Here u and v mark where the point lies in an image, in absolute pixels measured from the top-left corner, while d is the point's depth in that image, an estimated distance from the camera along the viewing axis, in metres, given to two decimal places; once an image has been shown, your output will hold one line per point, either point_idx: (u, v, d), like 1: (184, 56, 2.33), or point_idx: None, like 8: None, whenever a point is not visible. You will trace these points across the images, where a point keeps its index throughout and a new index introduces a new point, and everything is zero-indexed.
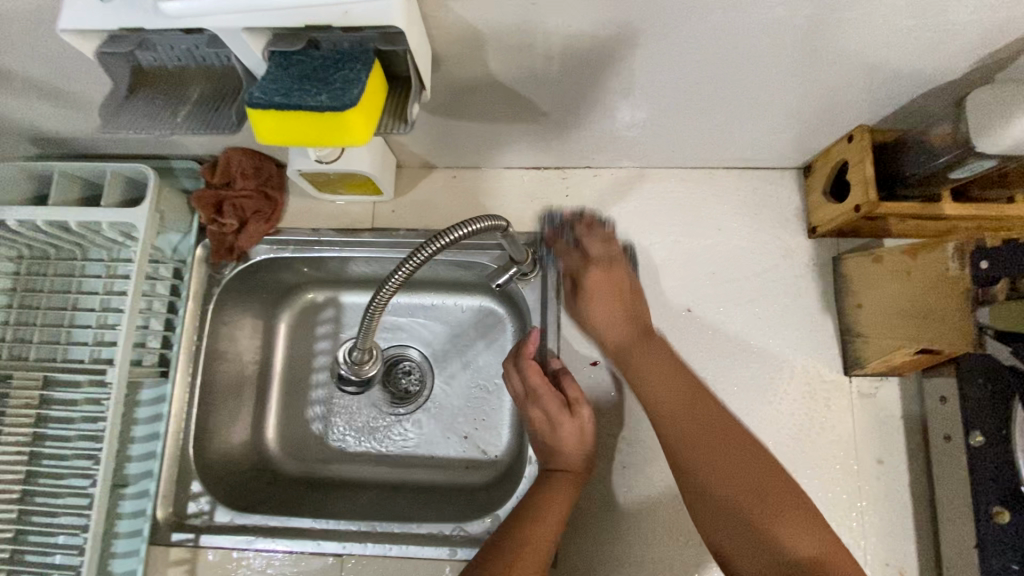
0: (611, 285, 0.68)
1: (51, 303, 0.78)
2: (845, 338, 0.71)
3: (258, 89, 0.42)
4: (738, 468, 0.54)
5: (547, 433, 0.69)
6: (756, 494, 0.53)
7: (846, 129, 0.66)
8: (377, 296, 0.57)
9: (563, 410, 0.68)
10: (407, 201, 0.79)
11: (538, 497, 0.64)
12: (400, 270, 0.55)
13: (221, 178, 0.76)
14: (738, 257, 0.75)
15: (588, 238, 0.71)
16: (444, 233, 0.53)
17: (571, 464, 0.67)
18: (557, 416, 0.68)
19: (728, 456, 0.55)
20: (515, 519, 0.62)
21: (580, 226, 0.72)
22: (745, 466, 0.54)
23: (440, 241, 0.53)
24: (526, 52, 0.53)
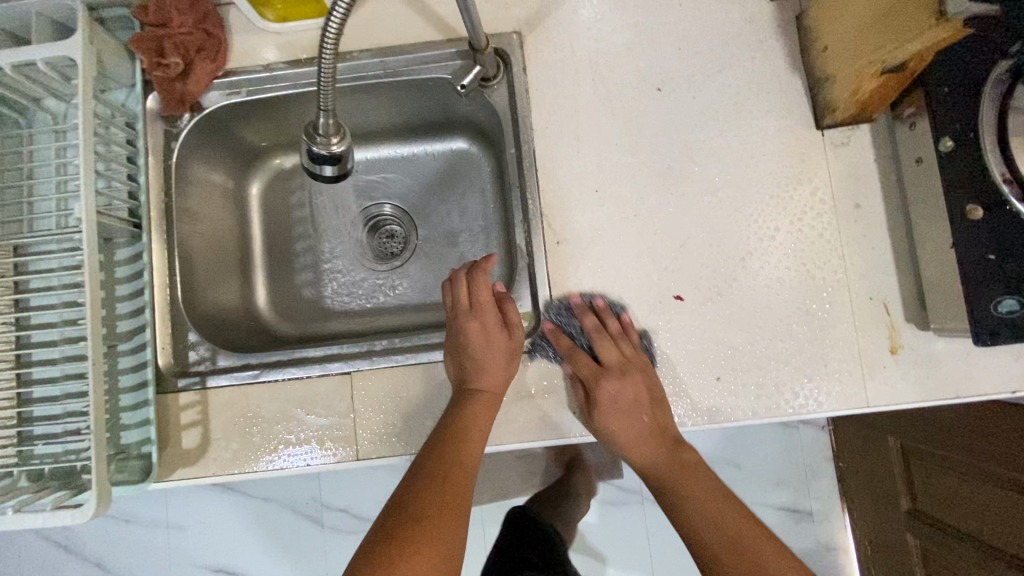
0: (627, 401, 0.68)
1: (5, 177, 0.75)
2: (814, 91, 0.71)
3: None
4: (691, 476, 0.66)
5: (479, 348, 0.68)
6: (736, 553, 0.61)
7: None
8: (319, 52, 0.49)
9: (501, 334, 0.70)
10: (355, 22, 0.76)
11: (466, 414, 0.66)
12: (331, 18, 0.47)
13: (155, 18, 0.72)
14: (702, 31, 0.74)
15: (603, 343, 0.70)
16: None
17: (492, 385, 0.67)
18: (494, 333, 0.70)
19: (624, 429, 0.68)
20: (444, 427, 0.65)
21: (592, 326, 0.71)
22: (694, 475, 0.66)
23: None
24: None
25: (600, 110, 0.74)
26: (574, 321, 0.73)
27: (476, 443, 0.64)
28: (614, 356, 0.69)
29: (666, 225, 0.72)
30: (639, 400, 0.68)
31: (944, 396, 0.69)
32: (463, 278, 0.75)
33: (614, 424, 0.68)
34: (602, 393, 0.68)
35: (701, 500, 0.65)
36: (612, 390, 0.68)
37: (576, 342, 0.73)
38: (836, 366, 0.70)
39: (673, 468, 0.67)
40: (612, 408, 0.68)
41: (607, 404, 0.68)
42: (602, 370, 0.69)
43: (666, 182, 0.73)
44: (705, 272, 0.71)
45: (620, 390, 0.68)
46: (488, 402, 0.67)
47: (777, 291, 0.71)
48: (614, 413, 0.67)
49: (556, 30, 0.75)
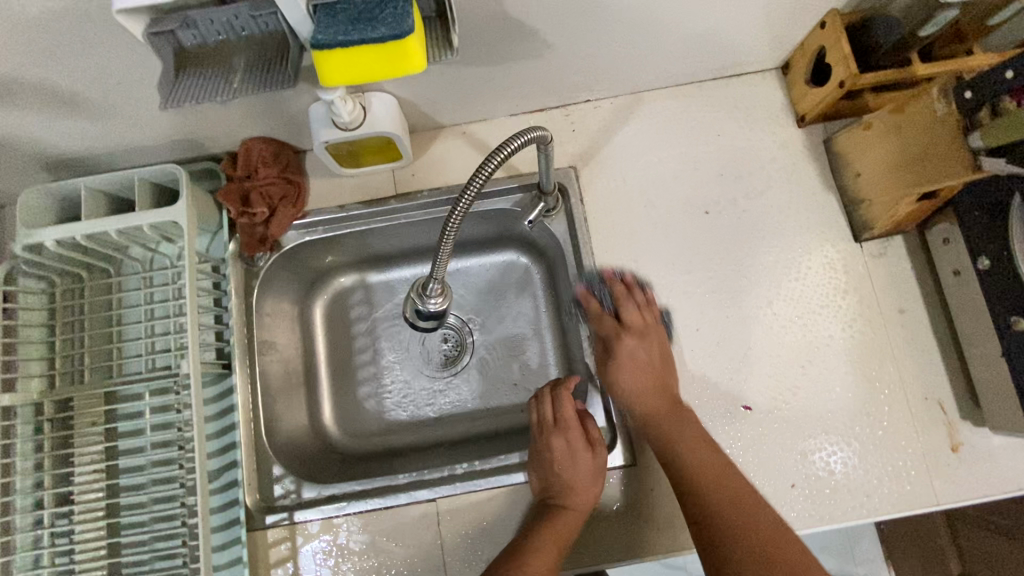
0: (644, 359, 0.74)
1: (95, 324, 0.78)
2: (849, 209, 0.78)
3: (319, 33, 0.45)
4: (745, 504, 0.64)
5: (564, 466, 0.71)
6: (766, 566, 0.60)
7: (818, 18, 0.72)
8: (451, 215, 0.56)
9: (584, 453, 0.73)
10: (424, 163, 0.83)
11: (547, 531, 0.68)
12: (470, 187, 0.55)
13: (243, 170, 0.77)
14: (740, 157, 0.81)
15: (625, 306, 0.76)
16: (502, 148, 0.54)
17: (574, 502, 0.70)
18: (577, 450, 0.73)
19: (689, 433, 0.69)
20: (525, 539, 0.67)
21: (621, 291, 0.77)
22: (742, 502, 0.64)
23: (499, 157, 0.55)
24: None
25: (654, 234, 0.80)
26: (603, 286, 0.80)
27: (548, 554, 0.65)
28: (638, 317, 0.76)
29: (726, 337, 0.77)
30: (654, 387, 0.72)
31: (1007, 491, 0.72)
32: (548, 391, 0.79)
33: (626, 376, 0.74)
34: (623, 348, 0.75)
35: (705, 468, 0.67)
36: (630, 347, 0.74)
37: (602, 310, 0.79)
38: (901, 466, 0.73)
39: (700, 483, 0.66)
40: (627, 360, 0.74)
41: (623, 359, 0.75)
42: (621, 329, 0.76)
43: (722, 297, 0.78)
44: (767, 380, 0.76)
45: (641, 347, 0.74)
46: (570, 523, 0.68)
47: (835, 395, 0.75)
48: (628, 365, 0.74)
49: (608, 163, 0.82)
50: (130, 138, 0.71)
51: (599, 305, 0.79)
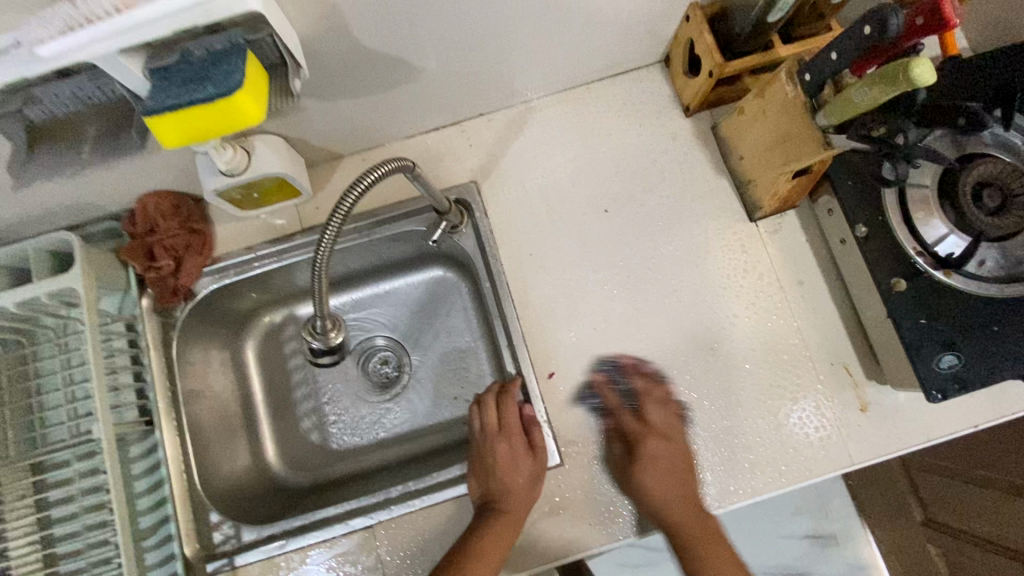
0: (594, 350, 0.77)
1: (14, 396, 0.78)
2: (742, 190, 0.81)
3: (150, 100, 0.46)
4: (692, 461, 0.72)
5: (507, 471, 0.72)
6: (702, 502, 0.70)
7: (682, 12, 0.75)
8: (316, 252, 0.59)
9: (526, 456, 0.74)
10: (327, 195, 0.84)
11: (483, 536, 0.68)
12: (331, 223, 0.58)
13: (144, 226, 0.78)
14: (633, 151, 0.84)
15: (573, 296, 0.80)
16: (359, 181, 0.57)
17: (512, 506, 0.70)
18: (519, 456, 0.74)
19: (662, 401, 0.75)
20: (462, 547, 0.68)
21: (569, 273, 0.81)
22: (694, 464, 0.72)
23: (357, 190, 0.57)
24: (385, 12, 0.58)
25: (559, 237, 0.82)
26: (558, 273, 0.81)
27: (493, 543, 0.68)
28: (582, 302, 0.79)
29: (638, 330, 0.79)
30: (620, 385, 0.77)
31: (915, 443, 0.75)
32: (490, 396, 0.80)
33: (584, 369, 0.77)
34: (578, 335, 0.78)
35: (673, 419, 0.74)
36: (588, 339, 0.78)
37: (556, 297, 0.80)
38: (815, 432, 0.76)
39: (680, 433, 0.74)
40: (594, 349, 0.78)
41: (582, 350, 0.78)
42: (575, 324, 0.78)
43: (630, 291, 0.80)
44: (681, 367, 0.78)
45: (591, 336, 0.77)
46: (514, 517, 0.70)
47: (747, 372, 0.77)
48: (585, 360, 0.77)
49: (507, 173, 0.84)
50: (16, 212, 0.71)
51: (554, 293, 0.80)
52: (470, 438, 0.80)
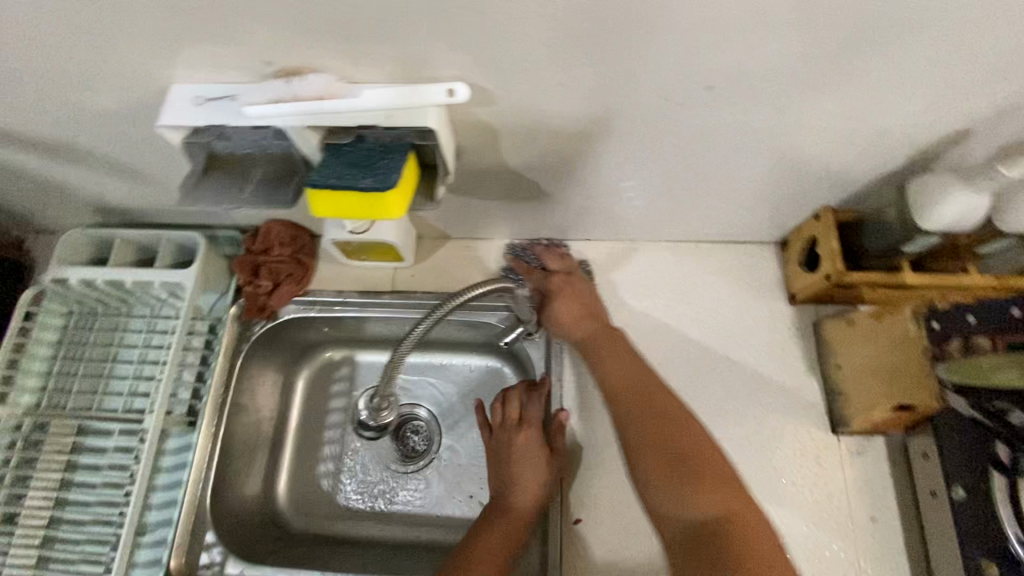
0: (630, 357, 0.70)
1: (93, 356, 0.85)
2: (830, 397, 0.77)
3: (316, 172, 0.52)
4: (665, 441, 0.60)
5: (521, 460, 0.72)
6: (673, 474, 0.58)
7: (812, 210, 0.75)
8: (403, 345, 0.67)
9: (568, 292, 0.77)
10: (424, 267, 0.88)
11: (490, 541, 0.66)
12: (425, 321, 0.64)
13: (260, 246, 0.85)
14: (724, 320, 0.82)
15: (553, 257, 0.84)
16: None
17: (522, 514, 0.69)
18: (535, 451, 0.73)
19: (657, 393, 0.65)
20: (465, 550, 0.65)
21: (551, 251, 0.86)
22: (714, 476, 0.58)
23: None
24: (537, 144, 0.62)
25: (625, 379, 0.81)
26: (544, 255, 0.86)
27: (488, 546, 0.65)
28: (559, 263, 0.83)
29: None
30: (634, 383, 0.67)
31: None
32: (533, 248, 0.87)
33: (611, 369, 0.70)
34: (600, 347, 0.72)
35: (638, 414, 0.64)
36: (620, 346, 0.72)
37: (534, 267, 0.85)
38: None
39: (656, 442, 0.61)
40: (605, 354, 0.71)
41: (607, 351, 0.71)
42: (603, 326, 0.74)
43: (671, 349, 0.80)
44: None
45: (614, 343, 0.72)
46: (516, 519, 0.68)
47: None
48: (612, 359, 0.70)
49: None
50: (166, 203, 0.80)
51: (530, 264, 0.86)
52: (485, 427, 0.79)
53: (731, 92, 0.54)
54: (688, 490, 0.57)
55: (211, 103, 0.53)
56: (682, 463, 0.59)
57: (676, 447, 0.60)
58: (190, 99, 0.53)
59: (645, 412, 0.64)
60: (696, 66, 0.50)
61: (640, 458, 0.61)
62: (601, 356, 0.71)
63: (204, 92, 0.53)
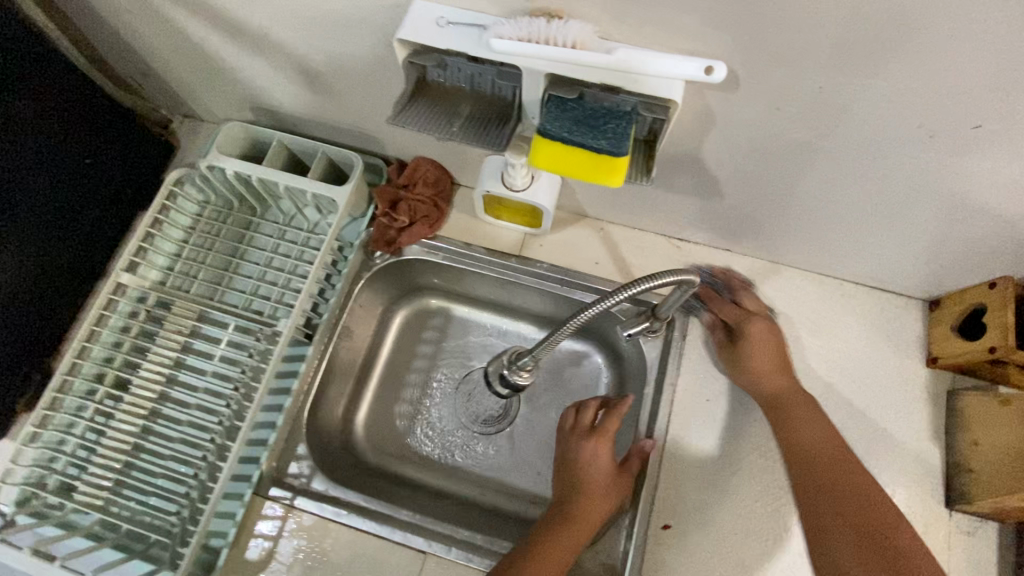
0: (821, 425, 0.70)
1: (221, 249, 0.86)
2: (951, 471, 0.74)
3: (546, 122, 0.50)
4: (834, 482, 0.66)
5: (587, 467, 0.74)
6: (874, 550, 0.61)
7: (989, 277, 0.71)
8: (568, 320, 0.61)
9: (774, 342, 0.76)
10: (555, 239, 0.87)
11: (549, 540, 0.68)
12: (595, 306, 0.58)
13: (404, 180, 0.84)
14: (852, 365, 0.80)
15: (745, 296, 0.80)
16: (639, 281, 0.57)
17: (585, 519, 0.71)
18: (604, 463, 0.74)
19: (816, 426, 0.70)
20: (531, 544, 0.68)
21: (719, 274, 0.83)
22: (855, 488, 0.66)
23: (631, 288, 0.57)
24: (744, 145, 0.60)
25: (739, 399, 0.79)
26: (716, 280, 0.83)
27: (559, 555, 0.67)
28: (754, 303, 0.80)
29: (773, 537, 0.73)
30: (801, 398, 0.72)
31: None
32: (725, 279, 0.83)
33: (796, 429, 0.70)
34: (780, 379, 0.74)
35: (820, 463, 0.68)
36: (799, 400, 0.72)
37: (721, 295, 0.81)
38: None
39: (834, 491, 0.65)
40: (795, 415, 0.71)
41: (789, 407, 0.72)
42: (775, 349, 0.76)
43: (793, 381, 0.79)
44: None
45: (804, 401, 0.72)
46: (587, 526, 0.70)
47: None
48: (796, 418, 0.71)
49: None
50: (329, 116, 0.80)
51: (716, 292, 0.82)
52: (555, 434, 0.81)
53: (989, 138, 0.50)
54: (867, 557, 0.61)
55: (453, 27, 0.52)
56: (870, 527, 0.63)
57: (857, 497, 0.65)
58: (431, 19, 0.52)
59: (842, 502, 0.65)
60: (971, 101, 0.47)
61: (837, 538, 0.63)
62: (773, 415, 0.73)
63: (448, 15, 0.52)
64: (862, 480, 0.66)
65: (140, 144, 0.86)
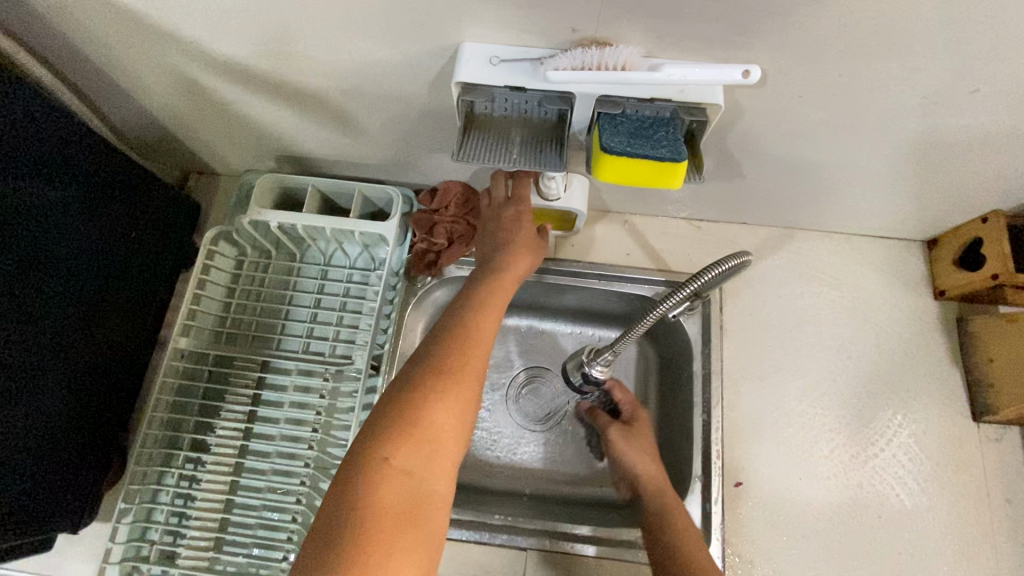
0: (644, 445, 0.84)
1: (269, 298, 0.88)
2: (973, 388, 0.83)
3: (608, 140, 0.54)
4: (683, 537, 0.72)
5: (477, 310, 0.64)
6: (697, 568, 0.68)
7: (981, 213, 0.80)
8: (638, 320, 0.70)
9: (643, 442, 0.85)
10: (585, 237, 0.92)
11: (402, 468, 0.50)
12: (661, 305, 0.67)
13: (436, 205, 0.87)
14: (871, 308, 0.89)
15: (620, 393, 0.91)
16: (703, 272, 0.63)
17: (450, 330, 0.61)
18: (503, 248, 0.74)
19: (648, 467, 0.82)
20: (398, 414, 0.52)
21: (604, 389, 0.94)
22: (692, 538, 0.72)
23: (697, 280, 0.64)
24: (766, 129, 0.66)
25: (778, 357, 0.86)
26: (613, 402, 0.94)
27: (437, 523, 0.50)
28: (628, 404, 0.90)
29: (832, 475, 0.81)
30: (658, 476, 0.80)
31: None
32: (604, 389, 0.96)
33: (632, 459, 0.83)
34: (614, 433, 0.86)
35: (659, 509, 0.76)
36: (620, 433, 0.85)
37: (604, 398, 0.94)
38: None
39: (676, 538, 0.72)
40: (630, 450, 0.83)
41: (625, 445, 0.84)
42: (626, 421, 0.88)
43: (823, 333, 0.88)
44: (864, 530, 0.78)
45: (635, 433, 0.86)
46: (458, 401, 0.55)
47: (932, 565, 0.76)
48: (638, 453, 0.83)
49: (750, 282, 0.90)
50: (359, 155, 0.83)
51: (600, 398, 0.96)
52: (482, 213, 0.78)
53: (982, 98, 0.57)
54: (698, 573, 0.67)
55: (506, 64, 0.56)
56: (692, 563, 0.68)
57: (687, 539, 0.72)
58: (485, 59, 0.56)
59: (678, 521, 0.74)
60: (968, 69, 0.54)
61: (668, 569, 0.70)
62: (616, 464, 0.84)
63: (499, 53, 0.56)
64: (673, 506, 0.76)
65: (174, 209, 0.87)
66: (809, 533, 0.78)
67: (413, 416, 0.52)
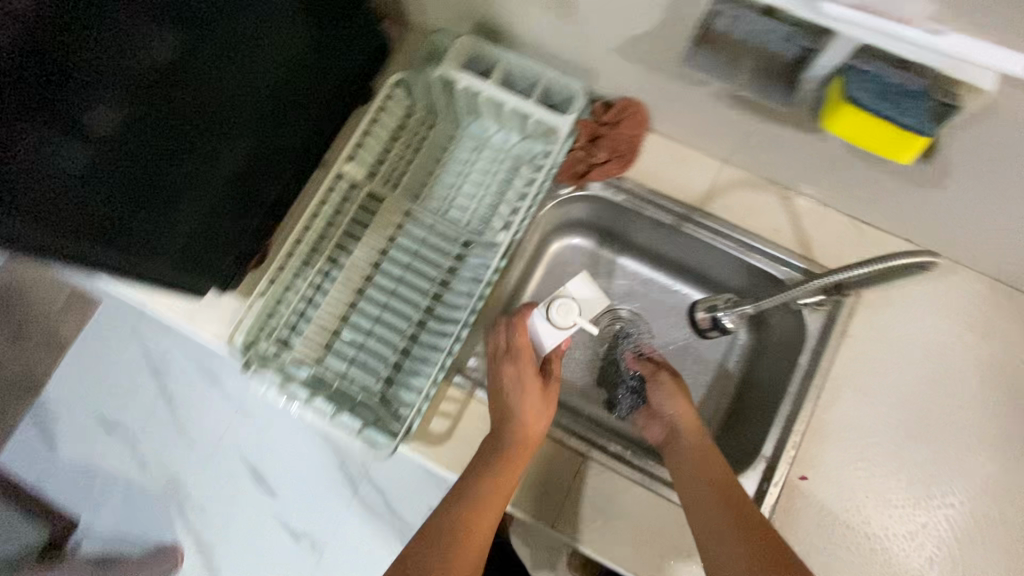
0: (686, 396, 0.89)
1: (425, 157, 0.93)
2: None
3: (861, 92, 0.55)
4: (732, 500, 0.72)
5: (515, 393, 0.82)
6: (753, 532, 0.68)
7: None
8: (809, 282, 0.73)
9: (685, 393, 0.90)
10: (737, 200, 0.90)
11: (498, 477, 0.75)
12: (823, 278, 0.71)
13: (609, 119, 0.87)
14: (1009, 370, 0.83)
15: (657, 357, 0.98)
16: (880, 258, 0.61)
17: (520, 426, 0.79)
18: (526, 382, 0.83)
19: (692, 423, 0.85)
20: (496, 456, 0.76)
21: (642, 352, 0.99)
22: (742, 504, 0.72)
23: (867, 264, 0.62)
24: (1007, 142, 0.61)
25: (887, 381, 0.84)
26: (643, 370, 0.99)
27: (480, 541, 0.74)
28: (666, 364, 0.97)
29: (897, 508, 0.80)
30: (698, 430, 0.84)
31: None
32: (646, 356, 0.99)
33: (676, 407, 0.88)
34: (664, 378, 0.92)
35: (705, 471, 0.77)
36: (668, 382, 0.91)
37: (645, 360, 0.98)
38: None
39: (728, 498, 0.73)
40: (673, 397, 0.89)
41: (665, 391, 0.90)
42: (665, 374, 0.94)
43: (944, 376, 0.84)
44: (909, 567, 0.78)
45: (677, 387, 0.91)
46: (499, 503, 0.75)
47: None
48: (682, 403, 0.88)
49: (888, 301, 0.87)
50: (555, 44, 0.82)
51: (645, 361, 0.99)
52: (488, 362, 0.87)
53: None
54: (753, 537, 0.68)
55: None
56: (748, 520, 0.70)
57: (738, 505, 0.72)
58: None
59: (722, 489, 0.74)
60: None
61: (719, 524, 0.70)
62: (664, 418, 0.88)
63: None
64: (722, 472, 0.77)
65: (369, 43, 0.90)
66: (853, 549, 0.78)
67: (462, 522, 0.74)
